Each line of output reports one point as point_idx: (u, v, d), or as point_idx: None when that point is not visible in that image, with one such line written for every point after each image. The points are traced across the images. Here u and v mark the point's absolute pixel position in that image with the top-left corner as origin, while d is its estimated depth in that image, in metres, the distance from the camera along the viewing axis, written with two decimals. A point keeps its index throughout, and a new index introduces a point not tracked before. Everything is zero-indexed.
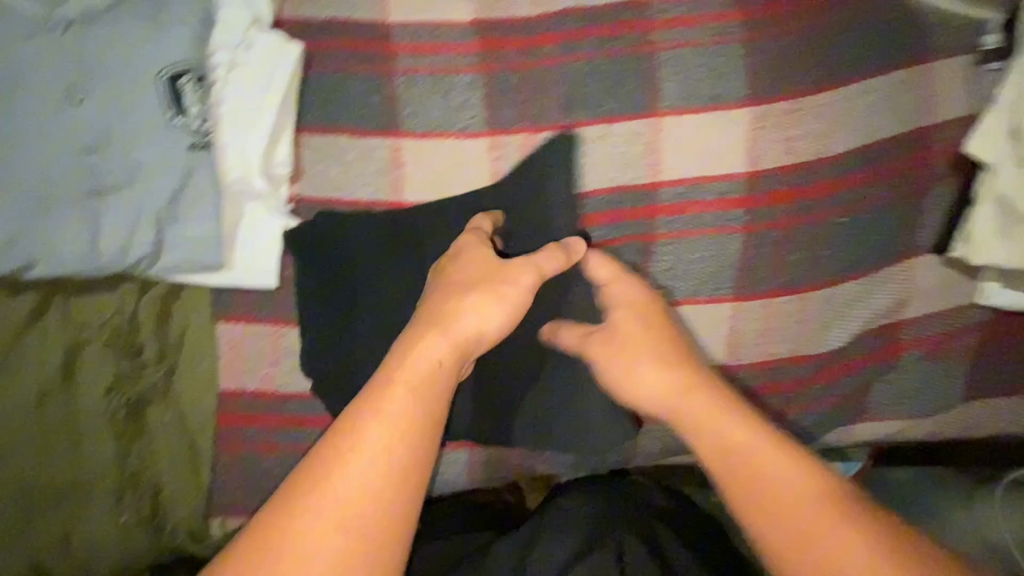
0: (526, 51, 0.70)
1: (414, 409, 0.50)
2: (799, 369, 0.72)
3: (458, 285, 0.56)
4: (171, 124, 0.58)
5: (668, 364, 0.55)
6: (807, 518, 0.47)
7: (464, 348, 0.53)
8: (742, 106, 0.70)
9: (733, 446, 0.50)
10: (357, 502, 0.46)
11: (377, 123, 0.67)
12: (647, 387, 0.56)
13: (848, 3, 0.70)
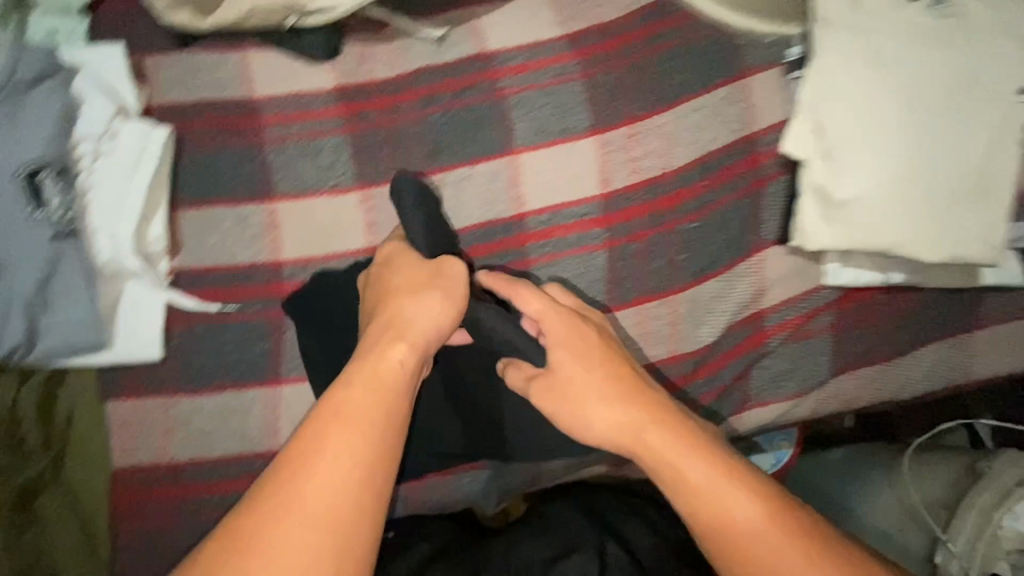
0: (387, 108, 0.74)
1: (379, 416, 0.53)
2: (680, 369, 0.72)
3: (407, 287, 0.62)
4: (31, 218, 0.59)
5: (622, 402, 0.58)
6: (740, 515, 0.53)
7: (391, 368, 0.56)
8: (586, 137, 0.74)
9: (675, 456, 0.56)
10: (345, 512, 0.49)
11: (253, 193, 0.71)
12: (592, 399, 0.60)
13: (667, 36, 0.75)
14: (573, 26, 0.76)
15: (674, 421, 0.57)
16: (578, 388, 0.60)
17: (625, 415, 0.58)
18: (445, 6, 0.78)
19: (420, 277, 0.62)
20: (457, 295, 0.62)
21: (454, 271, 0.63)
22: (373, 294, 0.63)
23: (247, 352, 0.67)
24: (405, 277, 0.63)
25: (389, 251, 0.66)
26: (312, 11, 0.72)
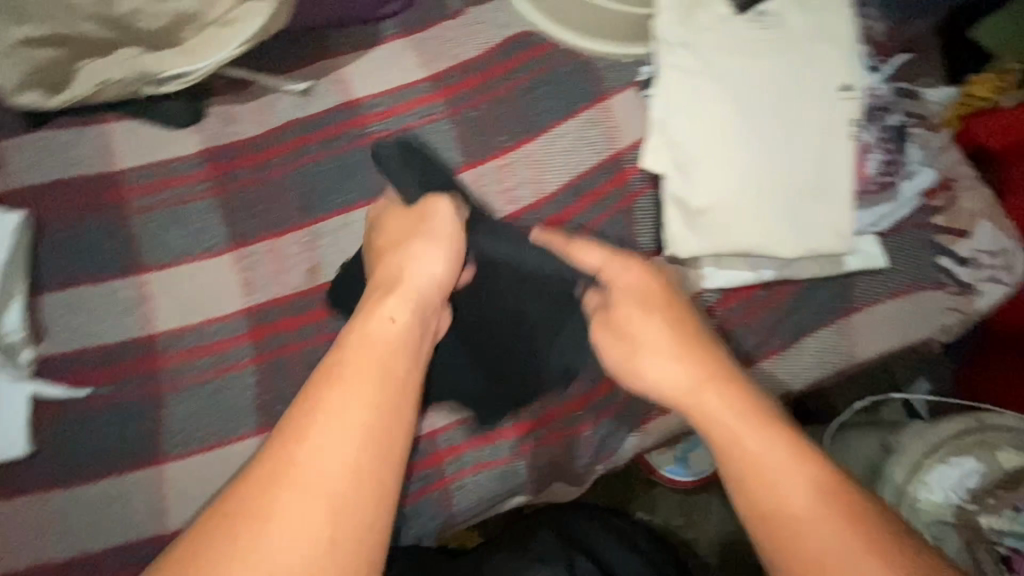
0: (257, 166, 0.74)
1: (381, 380, 0.49)
2: (579, 389, 0.72)
3: (401, 241, 0.61)
4: None
5: (670, 331, 0.55)
6: (790, 482, 0.45)
7: (393, 330, 0.52)
8: (459, 172, 0.74)
9: (720, 408, 0.50)
10: (334, 484, 0.44)
11: (119, 268, 0.69)
12: (631, 339, 0.56)
13: (527, 68, 0.78)
14: (435, 67, 0.78)
15: (701, 362, 0.53)
16: (637, 333, 0.56)
17: (676, 369, 0.53)
18: (308, 57, 0.78)
19: (410, 228, 0.62)
20: (458, 246, 0.61)
21: (442, 214, 0.62)
22: (374, 250, 0.64)
23: (124, 434, 0.64)
24: (405, 232, 0.62)
25: (381, 214, 0.67)
26: (168, 78, 0.72)
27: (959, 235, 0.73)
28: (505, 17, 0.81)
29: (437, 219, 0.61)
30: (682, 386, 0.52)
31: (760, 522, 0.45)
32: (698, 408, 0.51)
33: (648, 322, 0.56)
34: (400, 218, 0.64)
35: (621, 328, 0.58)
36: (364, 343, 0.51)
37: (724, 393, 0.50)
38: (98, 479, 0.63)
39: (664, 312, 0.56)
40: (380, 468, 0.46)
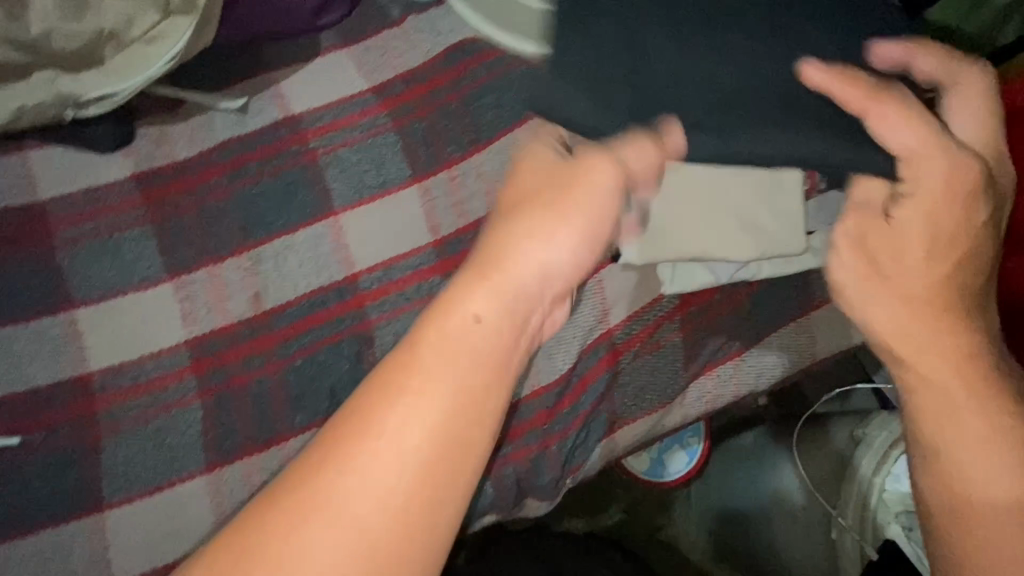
0: (192, 189, 0.71)
1: (465, 394, 0.42)
2: (542, 403, 0.70)
3: (529, 196, 0.48)
4: None
5: (910, 259, 0.50)
6: (1002, 490, 0.47)
7: (490, 332, 0.44)
8: (407, 186, 0.72)
9: (951, 406, 0.49)
10: (396, 501, 0.39)
11: (47, 305, 0.65)
12: (881, 300, 0.51)
13: (474, 75, 0.76)
14: (378, 78, 0.76)
15: (941, 291, 0.50)
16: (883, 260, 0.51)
17: (892, 310, 0.51)
18: (242, 77, 0.75)
19: (535, 184, 0.49)
20: (593, 213, 0.48)
21: (601, 174, 0.48)
22: (503, 201, 0.50)
23: (60, 482, 0.61)
24: (545, 188, 0.48)
25: (527, 152, 0.51)
26: (89, 102, 0.68)
27: None
28: (448, 22, 0.78)
29: (549, 174, 0.49)
30: (899, 330, 0.50)
31: (952, 521, 0.48)
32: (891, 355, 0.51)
33: (933, 251, 0.49)
34: (526, 172, 0.50)
35: (898, 238, 0.51)
36: (451, 342, 0.43)
37: (948, 325, 0.49)
38: (33, 532, 0.59)
39: (944, 217, 0.49)
40: (439, 488, 0.40)
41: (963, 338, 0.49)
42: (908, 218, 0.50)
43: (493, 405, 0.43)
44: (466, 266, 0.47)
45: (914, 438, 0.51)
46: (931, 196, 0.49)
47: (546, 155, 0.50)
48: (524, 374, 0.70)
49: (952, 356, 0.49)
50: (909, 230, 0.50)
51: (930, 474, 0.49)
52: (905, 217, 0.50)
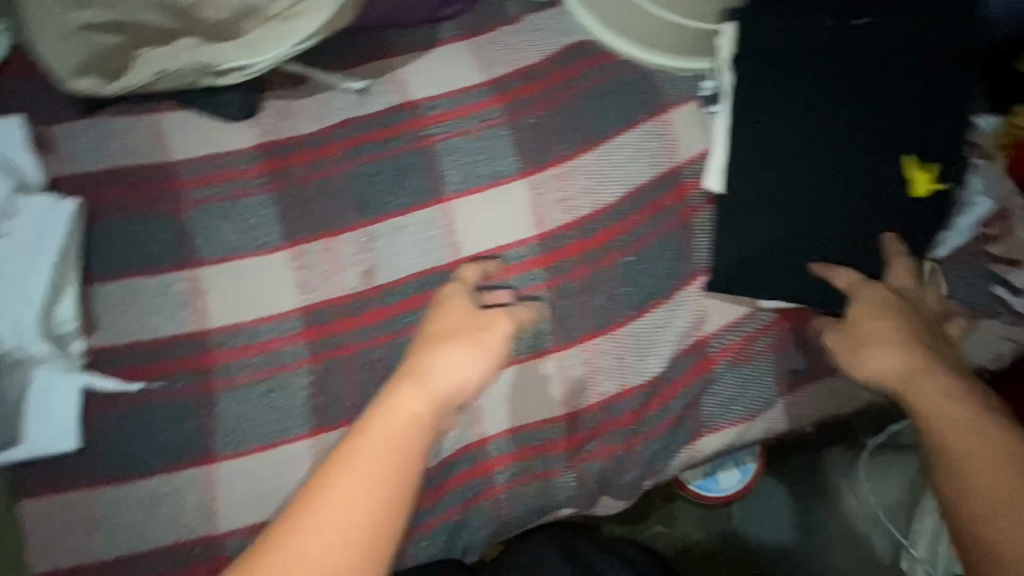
0: (312, 163, 0.73)
1: (389, 460, 0.48)
2: (633, 402, 0.72)
3: (447, 332, 0.58)
4: None
5: (882, 352, 0.59)
6: (987, 500, 0.47)
7: (407, 411, 0.51)
8: (517, 179, 0.73)
9: (948, 437, 0.52)
10: (348, 538, 0.45)
11: (170, 261, 0.67)
12: (877, 358, 0.59)
13: (588, 76, 0.77)
14: (494, 72, 0.78)
15: (882, 349, 0.59)
16: (866, 330, 0.61)
17: (903, 361, 0.58)
18: (363, 60, 0.77)
19: (471, 323, 0.59)
20: (496, 354, 0.58)
21: (501, 321, 0.60)
22: (353, 349, 0.61)
23: (174, 432, 0.63)
24: (454, 325, 0.59)
25: (451, 292, 0.63)
26: (224, 71, 0.71)
27: (1012, 266, 0.73)
28: (564, 25, 0.80)
29: (488, 320, 0.60)
30: (900, 377, 0.57)
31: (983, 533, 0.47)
32: (914, 408, 0.55)
33: (862, 340, 0.61)
34: (388, 353, 0.57)
35: (856, 331, 0.62)
36: (365, 432, 0.49)
37: (931, 381, 0.55)
38: (145, 478, 0.62)
39: (898, 316, 0.61)
40: (388, 528, 0.46)
41: (941, 379, 0.55)
42: (897, 310, 0.62)
43: (411, 467, 0.49)
44: (400, 376, 0.55)
45: (945, 470, 0.51)
46: (878, 307, 0.63)
47: (465, 300, 0.62)
48: (618, 371, 0.72)
49: (965, 396, 0.53)
50: (867, 328, 0.61)
51: (962, 528, 0.48)
52: (862, 312, 0.62)
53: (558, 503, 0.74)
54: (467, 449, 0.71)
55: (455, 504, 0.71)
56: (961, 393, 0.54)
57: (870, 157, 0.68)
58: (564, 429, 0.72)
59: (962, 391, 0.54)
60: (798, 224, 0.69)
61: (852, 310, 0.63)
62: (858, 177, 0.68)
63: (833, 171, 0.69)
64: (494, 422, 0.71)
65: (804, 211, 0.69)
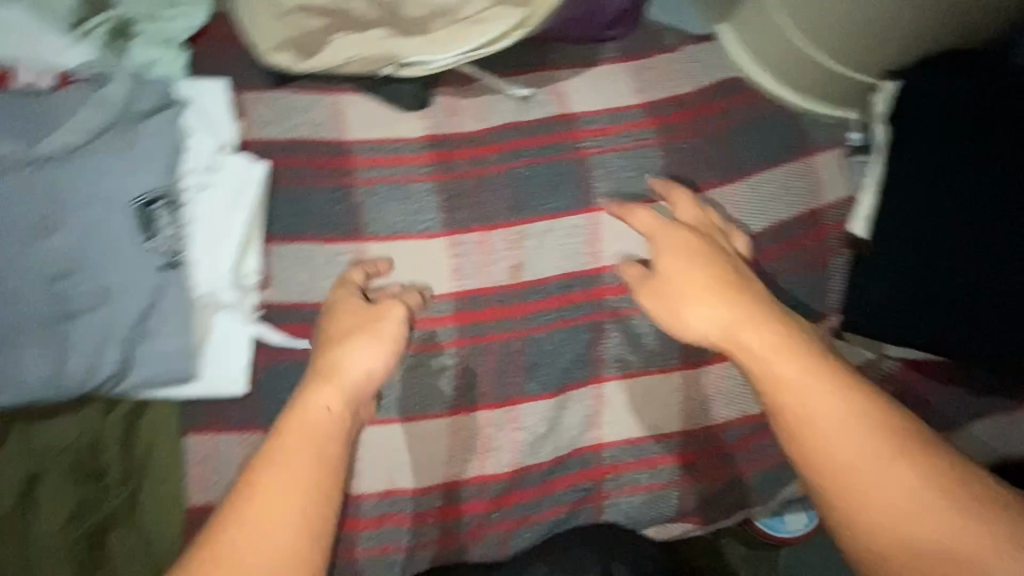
0: (474, 159, 0.77)
1: (315, 451, 0.52)
2: (747, 428, 0.77)
3: (345, 334, 0.60)
4: (143, 248, 0.58)
5: (709, 309, 0.58)
6: (871, 470, 0.47)
7: (326, 415, 0.54)
8: (665, 199, 0.77)
9: (799, 390, 0.51)
10: (291, 530, 0.47)
11: (339, 232, 0.72)
12: (697, 317, 0.58)
13: (739, 110, 0.81)
14: (650, 95, 0.81)
15: (809, 350, 0.53)
16: (674, 288, 0.61)
17: (728, 316, 0.57)
18: (528, 68, 0.82)
19: (357, 321, 0.61)
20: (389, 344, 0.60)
21: (390, 314, 0.61)
22: (327, 333, 0.61)
23: None
24: (338, 326, 0.61)
25: (338, 300, 0.63)
26: (408, 64, 0.76)
27: None
28: (717, 59, 0.84)
29: (360, 319, 0.61)
30: (725, 328, 0.57)
31: (859, 515, 0.47)
32: (756, 365, 0.54)
33: (721, 292, 0.58)
34: (344, 314, 0.61)
35: (670, 288, 0.61)
36: (293, 440, 0.51)
37: (789, 350, 0.53)
38: None
39: (705, 268, 0.61)
40: (309, 516, 0.49)
41: (837, 367, 0.52)
42: (670, 271, 0.62)
43: (334, 450, 0.52)
44: (313, 373, 0.58)
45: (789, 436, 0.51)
46: (677, 249, 0.63)
47: (348, 297, 0.64)
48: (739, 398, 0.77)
49: (807, 363, 0.52)
50: (678, 284, 0.61)
51: (863, 536, 0.47)
52: (673, 271, 0.61)
53: (661, 517, 0.78)
54: (585, 451, 0.76)
55: (564, 501, 0.76)
56: (787, 344, 0.53)
57: (1006, 207, 0.68)
58: (681, 445, 0.76)
59: (830, 367, 0.52)
60: (931, 273, 0.71)
61: (659, 263, 0.63)
62: (994, 223, 0.68)
63: (971, 222, 0.69)
64: (614, 429, 0.76)
65: (935, 259, 0.71)
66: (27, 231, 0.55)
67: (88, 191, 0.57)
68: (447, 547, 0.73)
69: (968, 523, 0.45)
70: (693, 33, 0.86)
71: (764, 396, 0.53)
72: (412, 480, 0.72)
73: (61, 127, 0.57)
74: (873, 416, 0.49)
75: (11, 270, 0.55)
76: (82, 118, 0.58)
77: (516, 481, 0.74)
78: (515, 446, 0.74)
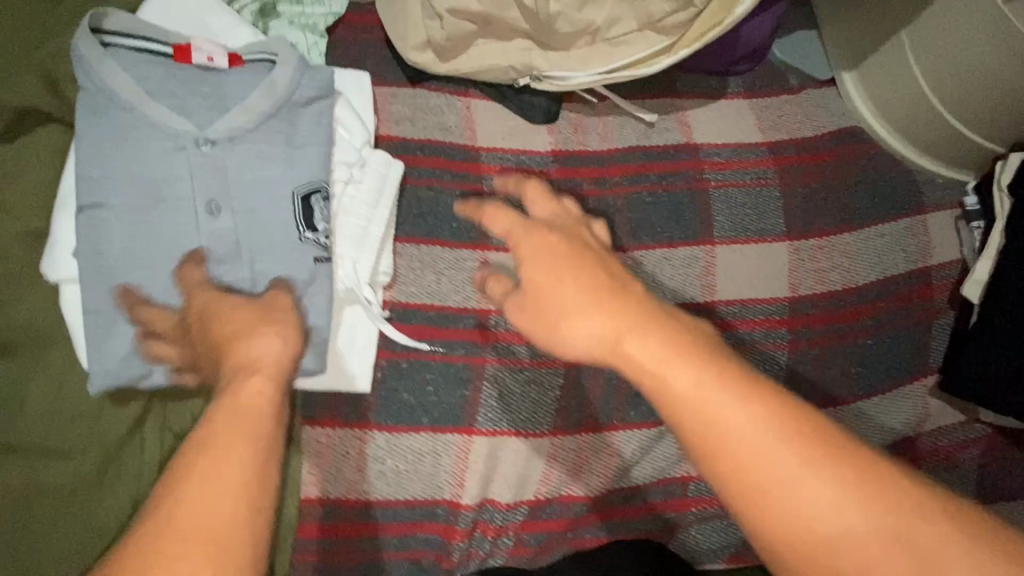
0: (598, 179, 0.78)
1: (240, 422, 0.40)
2: None
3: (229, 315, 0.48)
4: (301, 240, 0.58)
5: (588, 312, 0.44)
6: (812, 513, 0.38)
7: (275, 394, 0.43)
8: (780, 241, 0.78)
9: (713, 424, 0.40)
10: (225, 513, 0.36)
11: (466, 238, 0.72)
12: (581, 330, 0.44)
13: (857, 161, 0.82)
14: (773, 136, 0.82)
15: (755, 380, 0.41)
16: (553, 298, 0.46)
17: (603, 326, 0.44)
18: (656, 94, 0.82)
19: (235, 321, 0.48)
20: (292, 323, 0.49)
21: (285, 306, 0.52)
22: (213, 334, 0.48)
23: (446, 396, 0.67)
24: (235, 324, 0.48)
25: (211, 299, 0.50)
26: (546, 78, 0.75)
27: None
28: (839, 107, 0.85)
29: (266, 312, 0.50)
30: (604, 335, 0.44)
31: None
32: (653, 384, 0.42)
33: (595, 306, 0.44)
34: (224, 309, 0.49)
35: (544, 294, 0.46)
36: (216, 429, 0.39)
37: (694, 361, 0.42)
38: (414, 432, 0.66)
39: (574, 270, 0.46)
40: (256, 500, 0.38)
41: (752, 375, 0.42)
42: (534, 272, 0.47)
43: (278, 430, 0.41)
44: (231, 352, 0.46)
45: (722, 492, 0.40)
46: (531, 240, 0.49)
47: (227, 295, 0.51)
48: None
49: (707, 365, 0.41)
50: (532, 281, 0.47)
51: None
52: (541, 282, 0.47)
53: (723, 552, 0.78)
54: (672, 481, 0.74)
55: (640, 528, 0.73)
56: (682, 350, 0.42)
57: None
58: None
59: (753, 384, 0.41)
60: None
61: (524, 270, 0.48)
62: None
63: None
64: None
65: None
66: (192, 212, 0.54)
67: (257, 175, 0.57)
68: (521, 558, 0.70)
69: (991, 574, 0.37)
70: (815, 78, 0.87)
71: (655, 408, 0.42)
72: (505, 493, 0.69)
73: (234, 108, 0.56)
74: (805, 452, 0.39)
75: (171, 249, 0.53)
76: (253, 101, 0.57)
77: (600, 503, 0.72)
78: (608, 470, 0.72)
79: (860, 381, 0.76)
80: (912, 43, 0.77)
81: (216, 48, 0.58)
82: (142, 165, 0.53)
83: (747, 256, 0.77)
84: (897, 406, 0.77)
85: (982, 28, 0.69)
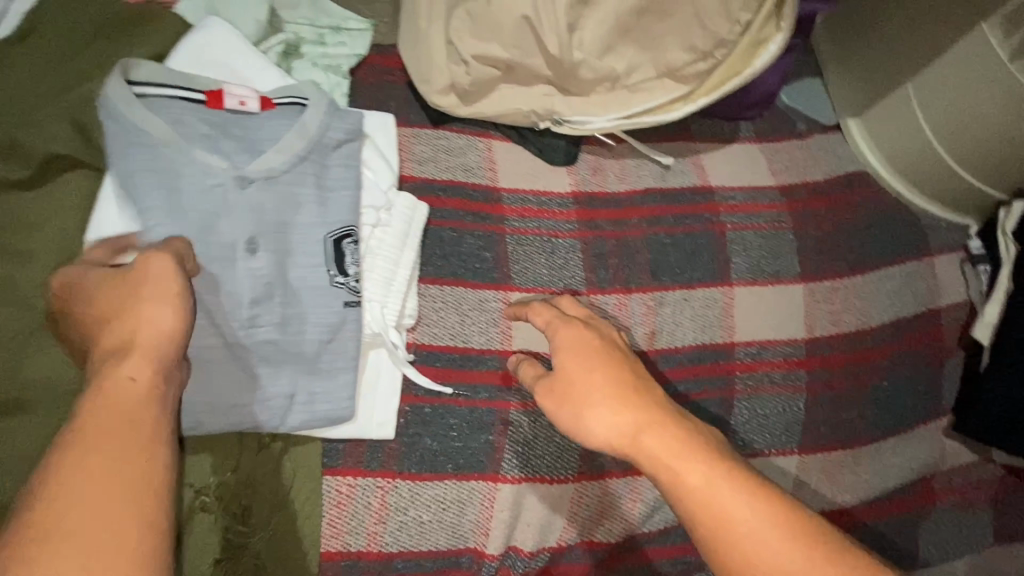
0: (617, 220, 0.79)
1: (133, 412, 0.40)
2: (869, 518, 0.75)
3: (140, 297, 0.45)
4: (333, 284, 0.58)
5: (609, 409, 0.48)
6: None
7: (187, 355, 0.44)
8: (795, 282, 0.79)
9: (718, 513, 0.42)
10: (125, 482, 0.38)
11: (489, 280, 0.72)
12: (600, 419, 0.48)
13: (864, 205, 0.84)
14: (785, 179, 0.84)
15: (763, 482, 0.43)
16: (581, 389, 0.49)
17: (621, 417, 0.47)
18: (672, 138, 0.84)
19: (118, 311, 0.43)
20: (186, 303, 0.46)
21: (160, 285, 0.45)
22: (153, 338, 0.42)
23: (471, 441, 0.66)
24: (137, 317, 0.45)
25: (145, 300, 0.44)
26: (566, 122, 0.76)
27: None
28: (846, 151, 0.88)
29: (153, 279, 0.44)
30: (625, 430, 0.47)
31: None
32: (667, 475, 0.44)
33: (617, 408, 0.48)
34: (111, 302, 0.44)
35: (569, 386, 0.51)
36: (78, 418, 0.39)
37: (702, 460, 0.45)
38: (439, 480, 0.64)
39: (607, 369, 0.50)
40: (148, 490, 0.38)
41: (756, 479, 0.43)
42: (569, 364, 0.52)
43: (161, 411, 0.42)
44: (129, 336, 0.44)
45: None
46: (567, 338, 0.53)
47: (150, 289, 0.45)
48: (856, 484, 0.75)
49: (720, 464, 0.44)
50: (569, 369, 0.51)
51: None
52: (571, 372, 0.51)
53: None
54: None
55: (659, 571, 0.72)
56: (696, 448, 0.45)
57: None
58: None
59: (764, 486, 0.43)
60: None
61: (558, 359, 0.52)
62: None
63: None
64: None
65: None
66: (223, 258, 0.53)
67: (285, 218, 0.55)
68: None
69: None
70: (822, 123, 0.90)
71: (665, 495, 0.45)
72: (529, 541, 0.66)
73: (273, 148, 0.56)
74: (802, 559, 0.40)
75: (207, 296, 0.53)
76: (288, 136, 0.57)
77: (619, 547, 0.70)
78: (631, 515, 0.70)
79: (877, 422, 0.77)
80: (917, 97, 0.80)
81: (247, 92, 0.57)
82: (178, 205, 0.52)
83: (764, 297, 0.78)
84: (914, 446, 0.77)
85: (987, 81, 0.72)
